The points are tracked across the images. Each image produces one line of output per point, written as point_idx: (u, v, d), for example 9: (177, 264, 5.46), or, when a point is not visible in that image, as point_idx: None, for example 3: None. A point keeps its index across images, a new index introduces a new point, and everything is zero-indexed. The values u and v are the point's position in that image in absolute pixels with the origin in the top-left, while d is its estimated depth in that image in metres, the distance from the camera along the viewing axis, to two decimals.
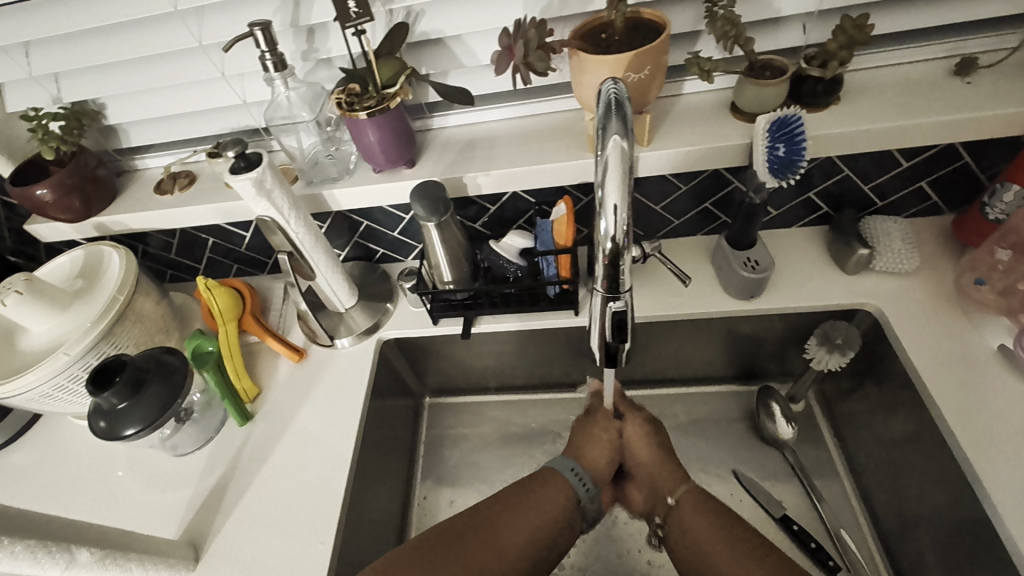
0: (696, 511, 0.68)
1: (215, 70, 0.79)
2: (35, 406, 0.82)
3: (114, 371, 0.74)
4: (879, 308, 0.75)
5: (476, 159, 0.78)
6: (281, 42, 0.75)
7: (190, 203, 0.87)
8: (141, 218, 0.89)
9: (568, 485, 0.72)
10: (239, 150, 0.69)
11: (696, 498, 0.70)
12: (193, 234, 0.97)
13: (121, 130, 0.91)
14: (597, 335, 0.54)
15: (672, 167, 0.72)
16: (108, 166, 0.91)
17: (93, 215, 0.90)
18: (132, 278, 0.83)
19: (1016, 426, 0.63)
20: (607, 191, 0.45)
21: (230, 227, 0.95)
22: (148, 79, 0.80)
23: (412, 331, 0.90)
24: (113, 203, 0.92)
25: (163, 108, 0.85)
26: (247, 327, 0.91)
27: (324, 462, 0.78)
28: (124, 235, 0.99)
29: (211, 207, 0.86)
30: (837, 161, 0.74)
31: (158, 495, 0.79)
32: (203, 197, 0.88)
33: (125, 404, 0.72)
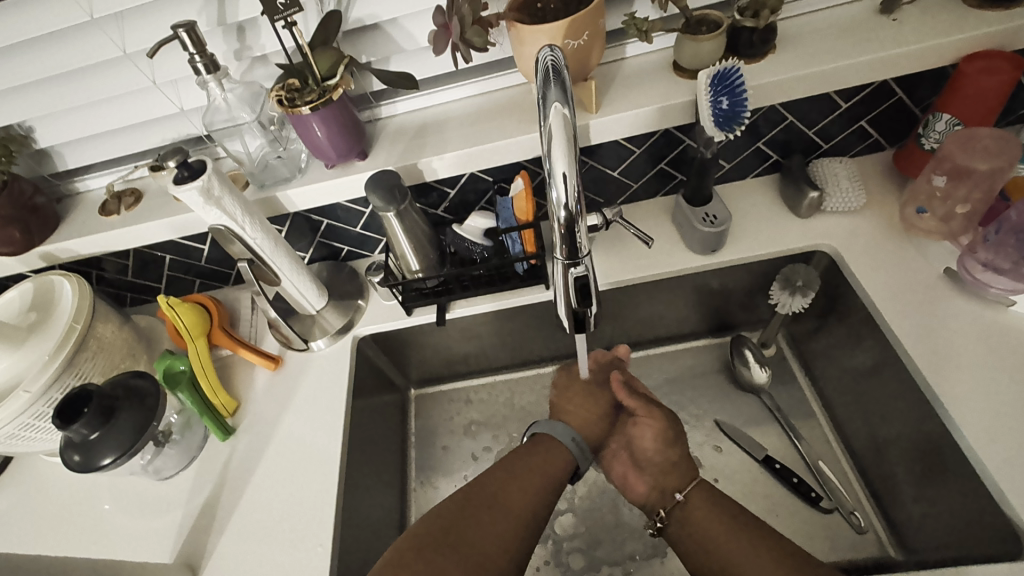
0: (704, 504, 0.69)
1: (146, 79, 0.76)
2: (3, 449, 0.79)
3: (81, 402, 0.72)
4: (835, 247, 0.78)
5: (429, 144, 0.77)
6: (210, 43, 0.72)
7: (139, 221, 0.84)
8: (89, 242, 0.85)
9: (568, 454, 0.77)
10: (181, 159, 0.67)
11: (705, 494, 0.71)
12: (148, 253, 0.94)
13: (54, 152, 0.87)
14: (564, 303, 0.54)
15: (622, 132, 0.73)
16: (45, 192, 0.87)
17: (37, 245, 0.86)
18: (87, 305, 0.80)
19: (965, 342, 0.67)
20: (555, 161, 0.45)
21: (185, 241, 0.92)
22: (74, 96, 0.77)
23: (386, 324, 0.90)
24: (57, 230, 0.88)
25: (95, 125, 0.81)
26: (217, 342, 0.89)
27: (314, 465, 0.78)
28: (75, 263, 0.95)
29: (162, 222, 0.83)
30: (780, 108, 0.75)
31: (148, 520, 0.78)
32: (152, 213, 0.85)
33: (98, 434, 0.70)
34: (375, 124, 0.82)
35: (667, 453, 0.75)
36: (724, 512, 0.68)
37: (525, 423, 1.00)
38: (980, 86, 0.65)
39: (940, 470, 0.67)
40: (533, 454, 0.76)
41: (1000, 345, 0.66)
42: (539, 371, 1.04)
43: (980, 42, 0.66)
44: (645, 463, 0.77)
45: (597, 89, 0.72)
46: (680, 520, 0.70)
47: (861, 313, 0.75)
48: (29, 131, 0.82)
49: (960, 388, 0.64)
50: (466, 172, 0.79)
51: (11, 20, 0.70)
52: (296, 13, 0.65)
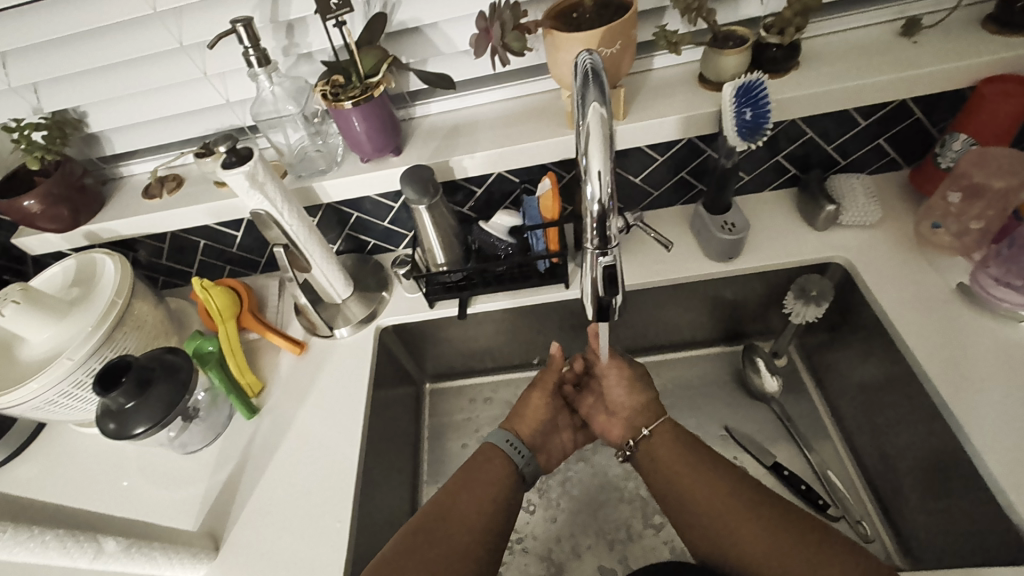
0: (669, 438, 0.74)
1: (197, 71, 0.80)
2: (39, 415, 0.82)
3: (119, 372, 0.75)
4: (850, 259, 0.80)
5: (461, 143, 0.81)
6: (261, 38, 0.77)
7: (180, 205, 0.88)
8: (131, 223, 0.90)
9: (505, 457, 0.76)
10: (231, 145, 0.71)
11: (671, 429, 0.75)
12: (184, 237, 0.98)
13: (104, 137, 0.91)
14: (590, 292, 0.57)
15: (648, 139, 0.76)
16: (93, 174, 0.92)
17: (82, 224, 0.90)
18: (128, 282, 0.84)
19: (975, 355, 0.68)
20: (591, 157, 0.48)
21: (220, 227, 0.96)
22: (130, 83, 0.81)
23: (409, 316, 0.93)
24: (101, 211, 0.92)
25: (146, 112, 0.86)
26: (246, 324, 0.92)
27: (335, 446, 0.80)
28: (114, 243, 0.99)
29: (202, 207, 0.87)
30: (801, 123, 0.78)
31: (173, 491, 0.81)
32: (193, 198, 0.89)
33: (134, 403, 0.73)
34: (410, 123, 0.86)
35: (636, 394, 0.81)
36: (685, 449, 0.72)
37: None
38: (996, 108, 0.68)
39: (948, 480, 0.68)
40: (479, 467, 0.75)
41: (1011, 360, 0.67)
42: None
43: (997, 66, 0.69)
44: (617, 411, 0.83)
45: (625, 97, 0.75)
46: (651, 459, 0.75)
47: (874, 324, 0.77)
48: (83, 115, 0.87)
49: (970, 399, 0.66)
50: (494, 172, 0.83)
51: (79, 11, 0.75)
52: (346, 13, 0.69)
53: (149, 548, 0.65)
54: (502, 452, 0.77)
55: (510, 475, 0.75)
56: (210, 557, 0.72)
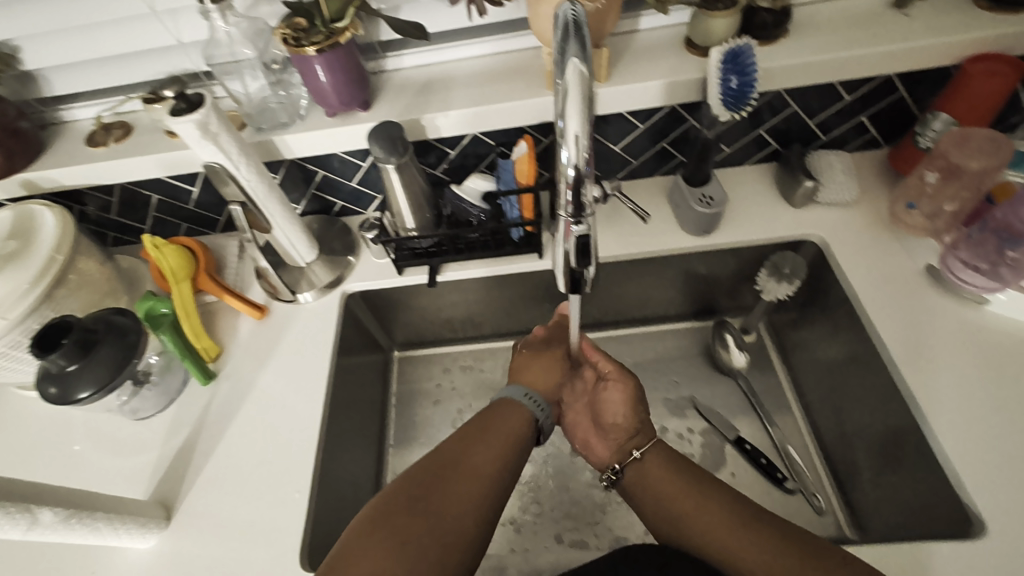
0: (660, 464, 0.68)
1: (144, 4, 0.73)
2: None
3: (59, 333, 0.70)
4: (824, 238, 0.79)
5: (434, 99, 0.76)
6: None
7: (128, 155, 0.81)
8: (73, 175, 0.82)
9: (525, 411, 0.75)
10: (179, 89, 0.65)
11: (664, 453, 0.70)
12: (135, 191, 0.91)
13: (41, 77, 0.83)
14: (562, 262, 0.54)
15: (630, 104, 0.73)
16: (29, 118, 0.84)
17: (18, 172, 0.83)
18: (70, 237, 0.78)
19: (936, 336, 0.69)
20: (568, 119, 0.45)
21: (175, 181, 0.90)
22: (66, 15, 0.73)
23: (377, 282, 0.90)
24: (39, 159, 0.85)
25: (86, 49, 0.78)
26: (203, 286, 0.87)
27: (295, 416, 0.78)
28: (57, 195, 0.92)
29: (152, 158, 0.80)
30: (785, 96, 0.76)
31: (122, 458, 0.77)
32: (143, 147, 0.82)
33: (76, 366, 0.69)
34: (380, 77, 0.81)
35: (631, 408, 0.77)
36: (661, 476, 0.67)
37: None
38: (980, 88, 0.67)
39: (900, 456, 0.70)
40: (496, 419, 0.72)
41: (971, 341, 0.69)
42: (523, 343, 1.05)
43: (983, 45, 0.68)
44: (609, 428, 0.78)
45: (609, 59, 0.71)
46: (634, 481, 0.69)
47: (843, 303, 0.77)
48: (15, 50, 0.79)
49: (928, 378, 0.67)
50: (469, 133, 0.79)
51: None
52: None
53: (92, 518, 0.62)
54: (520, 406, 0.75)
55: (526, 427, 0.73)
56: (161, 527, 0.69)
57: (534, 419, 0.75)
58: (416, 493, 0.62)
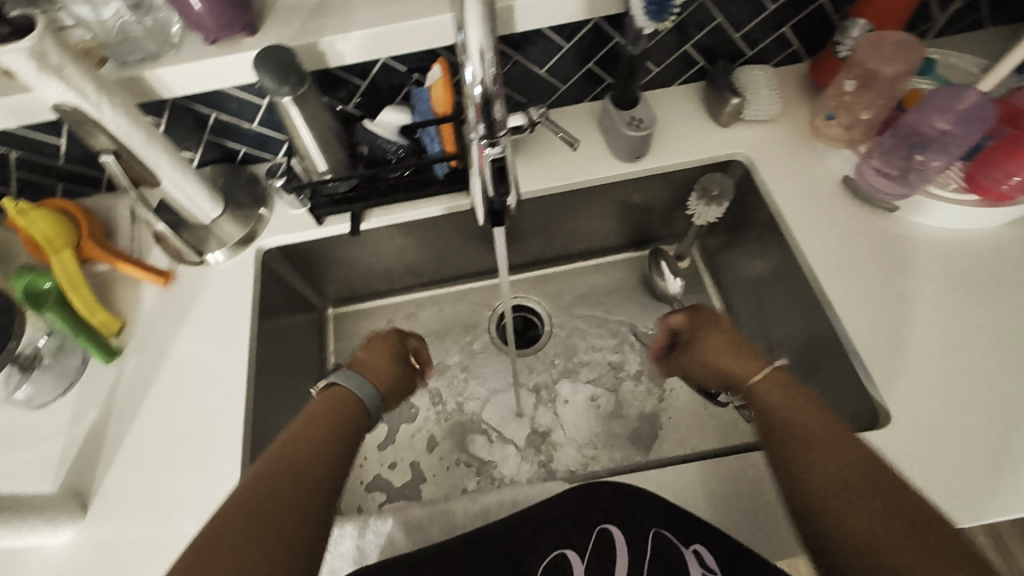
0: (777, 386, 0.67)
1: None
2: None
3: None
4: (750, 156, 0.79)
5: (331, 20, 0.67)
6: None
7: None
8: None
9: (353, 399, 0.70)
10: None
11: (778, 377, 0.68)
12: None
13: None
14: (480, 191, 0.51)
15: (550, 19, 0.67)
16: None
17: None
18: None
19: (851, 245, 0.72)
20: (469, 30, 0.40)
21: (33, 133, 0.76)
22: None
23: (294, 235, 0.82)
24: None
25: None
26: (90, 255, 0.77)
27: (218, 385, 0.72)
28: None
29: None
30: (710, 6, 0.73)
31: (23, 452, 0.70)
32: None
33: None
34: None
35: (727, 351, 0.73)
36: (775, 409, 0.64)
37: (450, 338, 0.99)
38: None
39: (820, 361, 0.74)
40: (325, 409, 0.67)
41: (882, 248, 0.72)
42: (462, 288, 1.02)
43: None
44: (703, 370, 0.76)
45: None
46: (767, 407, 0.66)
47: (769, 220, 0.78)
48: None
49: (843, 285, 0.70)
50: (377, 59, 0.71)
51: None
52: None
53: None
54: (349, 395, 0.70)
55: (359, 417, 0.69)
56: (78, 518, 0.64)
57: (363, 405, 0.70)
58: (264, 497, 0.56)
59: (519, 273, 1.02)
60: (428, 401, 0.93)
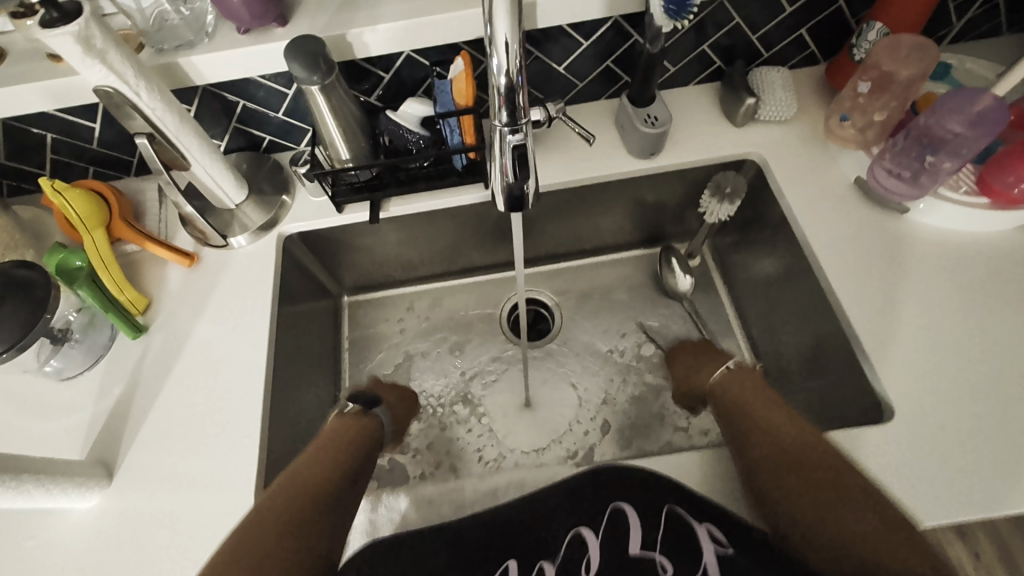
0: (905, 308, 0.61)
1: None
2: None
3: None
4: (763, 156, 0.81)
5: (359, 12, 0.69)
6: None
7: (5, 83, 0.70)
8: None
9: None
10: None
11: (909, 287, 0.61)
12: (23, 129, 0.80)
13: None
14: (500, 179, 0.52)
15: (571, 16, 0.69)
16: None
17: None
18: None
19: (862, 246, 0.73)
20: (496, 19, 0.41)
21: (70, 116, 0.79)
22: None
23: (315, 222, 0.85)
24: None
25: None
26: (120, 235, 0.80)
27: (239, 364, 0.75)
28: None
29: (35, 86, 0.70)
30: (729, 7, 0.74)
31: (52, 419, 0.73)
32: (21, 74, 0.71)
33: None
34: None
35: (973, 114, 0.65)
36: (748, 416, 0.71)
37: (462, 328, 1.01)
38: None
39: (827, 360, 0.75)
40: None
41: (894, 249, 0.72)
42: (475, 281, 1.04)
43: None
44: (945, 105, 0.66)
45: None
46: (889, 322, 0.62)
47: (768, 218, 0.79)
48: None
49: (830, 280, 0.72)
50: (401, 52, 0.73)
51: None
52: None
53: (19, 481, 0.58)
54: None
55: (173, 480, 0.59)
56: (103, 484, 0.67)
57: None
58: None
59: (532, 267, 1.04)
60: (438, 389, 0.95)
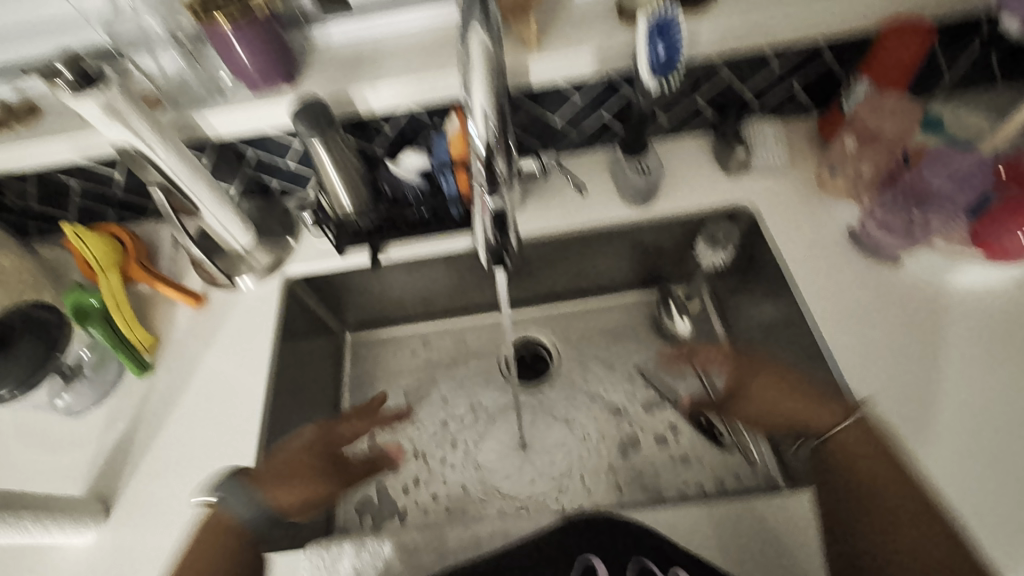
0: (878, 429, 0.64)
1: None
2: None
3: None
4: (757, 204, 0.81)
5: (362, 72, 0.74)
6: None
7: (35, 136, 0.76)
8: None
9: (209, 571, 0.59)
10: (75, 64, 0.59)
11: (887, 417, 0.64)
12: (51, 176, 0.85)
13: None
14: (483, 236, 0.55)
15: (562, 74, 0.72)
16: None
17: None
18: None
19: (856, 296, 0.73)
20: (475, 95, 0.44)
21: (95, 165, 0.85)
22: None
23: (319, 263, 0.88)
24: None
25: None
26: (134, 276, 0.84)
27: (238, 402, 0.77)
28: None
29: (63, 139, 0.75)
30: (718, 62, 0.77)
31: (58, 454, 0.75)
32: (51, 128, 0.76)
33: None
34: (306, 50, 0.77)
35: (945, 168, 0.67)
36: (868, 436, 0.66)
37: (462, 367, 1.02)
38: (897, 51, 0.69)
39: None
40: None
41: (889, 300, 0.72)
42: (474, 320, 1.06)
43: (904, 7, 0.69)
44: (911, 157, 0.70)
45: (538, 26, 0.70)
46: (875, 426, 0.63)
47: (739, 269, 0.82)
48: None
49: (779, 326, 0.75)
50: (402, 107, 0.76)
51: None
52: None
53: (19, 517, 0.60)
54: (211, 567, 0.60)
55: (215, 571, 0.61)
56: (100, 521, 0.68)
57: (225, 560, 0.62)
58: None
59: (532, 307, 1.05)
60: (436, 429, 0.96)
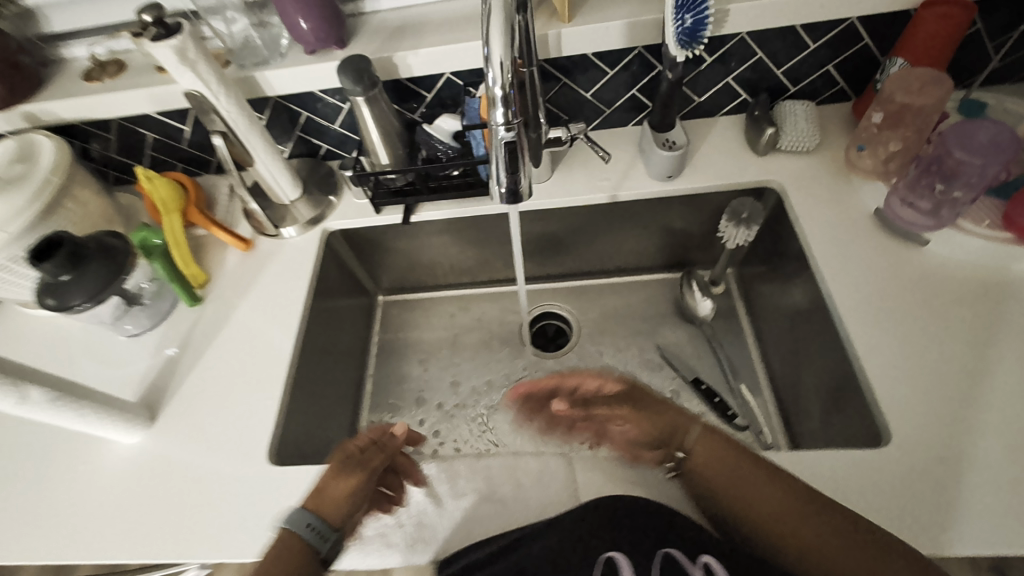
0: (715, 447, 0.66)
1: None
2: None
3: (49, 246, 0.74)
4: (783, 184, 0.82)
5: (407, 39, 0.80)
6: None
7: (121, 88, 0.86)
8: (70, 108, 0.87)
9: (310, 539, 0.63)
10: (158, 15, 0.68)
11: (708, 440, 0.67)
12: (132, 129, 0.96)
13: (43, 14, 0.88)
14: (499, 173, 0.58)
15: (592, 45, 0.76)
16: (30, 53, 0.89)
17: (20, 103, 0.87)
18: (69, 163, 0.84)
19: (878, 276, 0.72)
20: (494, 47, 0.49)
21: (169, 119, 0.95)
22: None
23: (356, 220, 0.94)
24: (41, 92, 0.89)
25: None
26: (192, 219, 0.92)
27: (274, 336, 0.84)
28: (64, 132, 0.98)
29: (143, 91, 0.85)
30: (750, 41, 0.78)
31: (117, 368, 0.84)
32: (135, 82, 0.87)
33: (68, 276, 0.74)
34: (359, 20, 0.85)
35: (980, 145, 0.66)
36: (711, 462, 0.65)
37: (483, 334, 1.06)
38: (932, 30, 0.68)
39: (835, 393, 0.73)
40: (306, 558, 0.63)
41: (912, 282, 0.71)
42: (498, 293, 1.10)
43: None
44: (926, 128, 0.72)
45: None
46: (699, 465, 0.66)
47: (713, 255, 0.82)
48: None
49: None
50: (441, 73, 0.82)
51: None
52: None
53: (80, 405, 0.68)
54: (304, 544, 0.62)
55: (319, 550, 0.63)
56: (147, 425, 0.76)
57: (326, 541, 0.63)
58: None
59: (555, 282, 1.08)
60: (455, 388, 1.00)
